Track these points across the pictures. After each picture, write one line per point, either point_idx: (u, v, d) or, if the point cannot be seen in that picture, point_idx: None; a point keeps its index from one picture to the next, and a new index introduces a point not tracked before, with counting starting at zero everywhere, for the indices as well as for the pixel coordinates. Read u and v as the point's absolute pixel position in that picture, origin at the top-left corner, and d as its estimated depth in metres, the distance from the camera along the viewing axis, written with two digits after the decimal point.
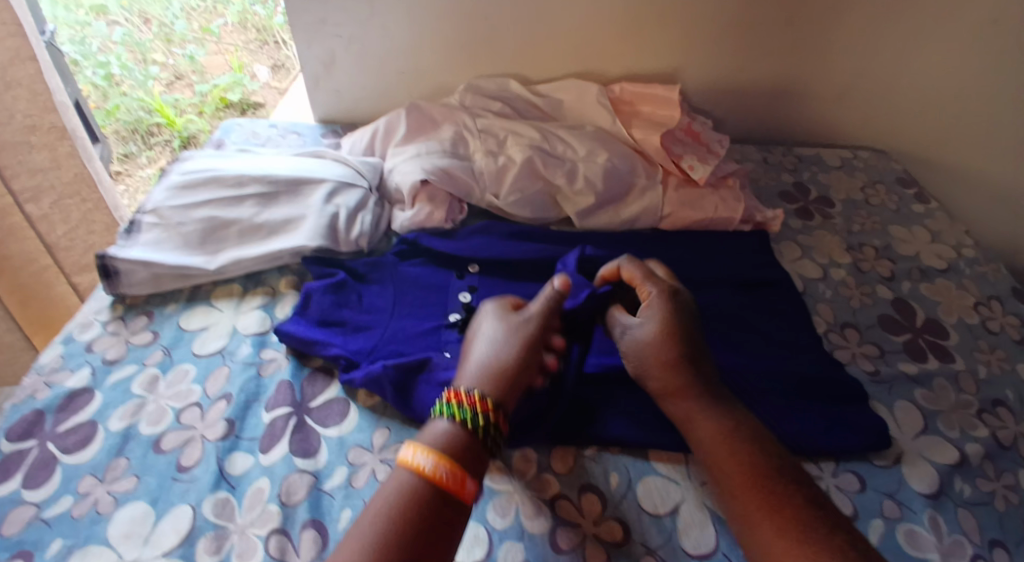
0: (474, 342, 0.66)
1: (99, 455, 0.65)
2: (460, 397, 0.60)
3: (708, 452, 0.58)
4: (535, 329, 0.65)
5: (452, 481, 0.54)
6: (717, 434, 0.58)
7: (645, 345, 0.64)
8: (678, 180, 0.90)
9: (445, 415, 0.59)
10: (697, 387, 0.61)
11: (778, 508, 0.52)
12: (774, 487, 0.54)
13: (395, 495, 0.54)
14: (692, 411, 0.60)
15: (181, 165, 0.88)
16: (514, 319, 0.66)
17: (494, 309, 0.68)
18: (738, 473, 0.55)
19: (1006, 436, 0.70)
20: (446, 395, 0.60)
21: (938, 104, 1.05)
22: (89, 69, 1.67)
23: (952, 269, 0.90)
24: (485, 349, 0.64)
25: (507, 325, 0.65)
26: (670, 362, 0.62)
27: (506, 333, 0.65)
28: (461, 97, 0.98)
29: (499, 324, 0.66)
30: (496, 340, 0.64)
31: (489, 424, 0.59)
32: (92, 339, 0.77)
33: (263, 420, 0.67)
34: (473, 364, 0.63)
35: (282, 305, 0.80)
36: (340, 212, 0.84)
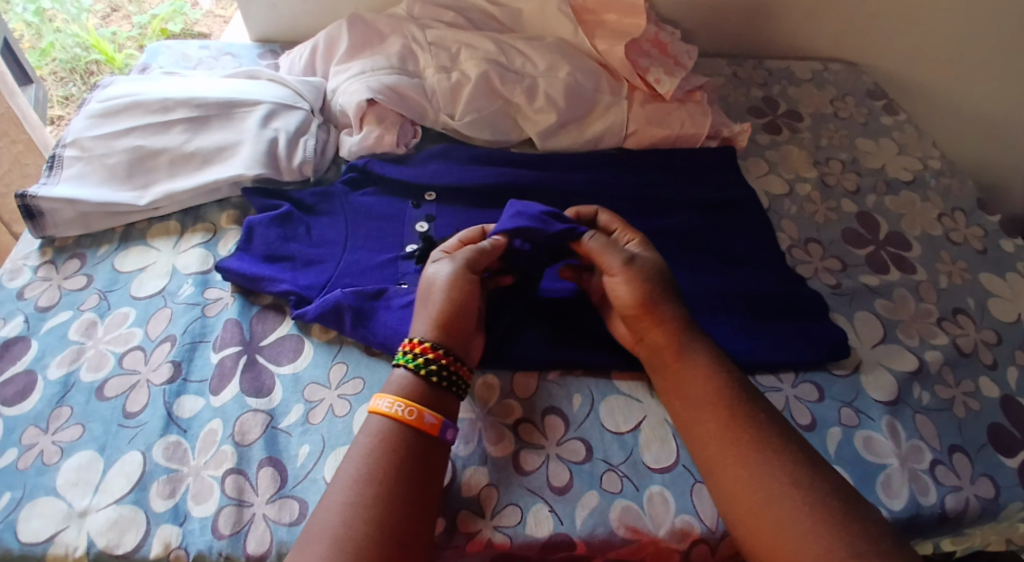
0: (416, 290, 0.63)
1: (40, 404, 0.61)
2: (409, 343, 0.57)
3: (682, 382, 0.58)
4: (465, 267, 0.61)
5: (411, 415, 0.53)
6: (696, 372, 0.58)
7: (648, 272, 0.61)
8: (643, 96, 0.86)
9: (402, 364, 0.56)
10: (679, 324, 0.60)
11: (754, 443, 0.53)
12: (750, 423, 0.54)
13: (364, 447, 0.51)
14: (672, 347, 0.59)
15: (100, 92, 0.81)
16: (445, 259, 0.62)
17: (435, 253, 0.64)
18: (714, 408, 0.55)
19: (966, 343, 0.71)
20: (404, 344, 0.58)
21: (914, 9, 1.01)
22: (19, 6, 1.53)
23: (917, 181, 0.89)
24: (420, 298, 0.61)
25: (437, 268, 0.62)
26: (657, 298, 0.60)
27: (434, 277, 0.61)
28: (408, 7, 0.91)
29: (432, 267, 0.62)
30: (427, 285, 0.61)
31: (435, 365, 0.56)
32: (22, 286, 0.71)
33: (211, 360, 0.64)
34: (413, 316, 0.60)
35: (225, 242, 0.75)
36: (279, 136, 0.78)
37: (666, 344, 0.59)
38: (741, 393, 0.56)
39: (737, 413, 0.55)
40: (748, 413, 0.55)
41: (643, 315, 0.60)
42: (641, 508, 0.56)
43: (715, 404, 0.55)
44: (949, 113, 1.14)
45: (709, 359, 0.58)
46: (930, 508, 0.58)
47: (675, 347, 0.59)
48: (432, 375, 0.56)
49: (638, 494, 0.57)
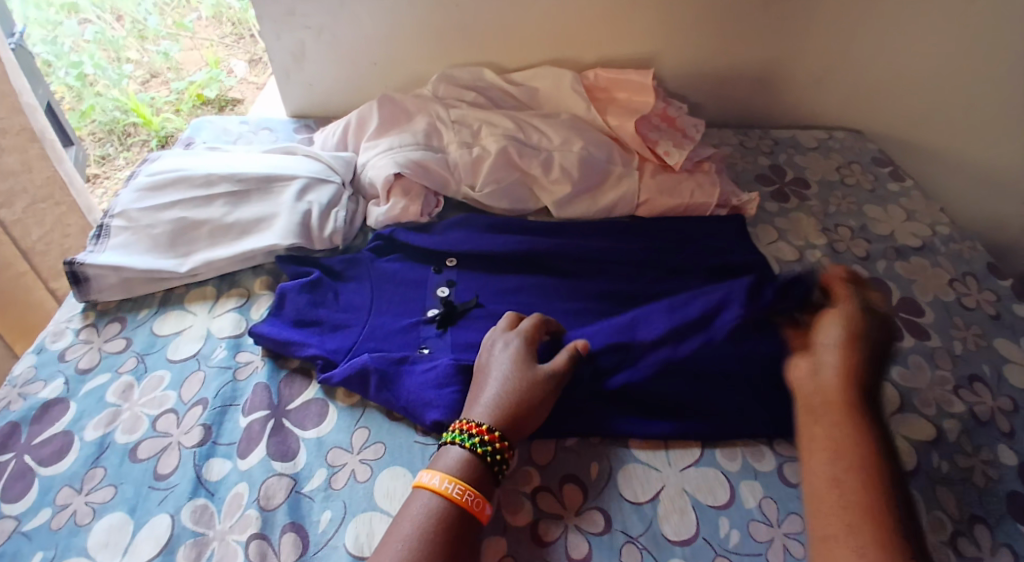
0: (481, 369, 0.65)
1: (75, 464, 0.64)
2: (476, 426, 0.59)
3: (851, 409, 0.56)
4: (546, 366, 0.64)
5: (476, 504, 0.55)
6: (864, 439, 0.54)
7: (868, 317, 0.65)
8: (654, 167, 0.90)
9: (465, 445, 0.58)
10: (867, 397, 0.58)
11: (900, 536, 0.48)
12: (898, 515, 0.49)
13: (430, 531, 0.52)
14: (850, 406, 0.56)
15: (148, 166, 0.87)
16: (521, 352, 0.65)
17: (508, 338, 0.67)
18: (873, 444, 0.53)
19: (983, 411, 0.71)
20: (459, 422, 0.60)
21: (915, 84, 1.05)
22: (61, 70, 1.62)
23: (927, 247, 0.91)
24: (491, 379, 0.63)
25: (512, 358, 0.64)
26: (858, 363, 0.59)
27: (507, 363, 0.64)
28: (433, 87, 0.97)
29: (505, 354, 0.65)
30: (500, 371, 0.64)
31: (501, 456, 0.58)
32: (64, 348, 0.75)
33: (240, 424, 0.66)
34: (477, 395, 0.63)
35: (257, 307, 0.79)
36: (312, 208, 0.83)
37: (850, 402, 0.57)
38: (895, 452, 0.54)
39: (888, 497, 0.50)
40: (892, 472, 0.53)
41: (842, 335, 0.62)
42: None
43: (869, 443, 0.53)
44: (957, 179, 1.17)
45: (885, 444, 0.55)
46: None
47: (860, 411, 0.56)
48: (494, 466, 0.58)
49: None
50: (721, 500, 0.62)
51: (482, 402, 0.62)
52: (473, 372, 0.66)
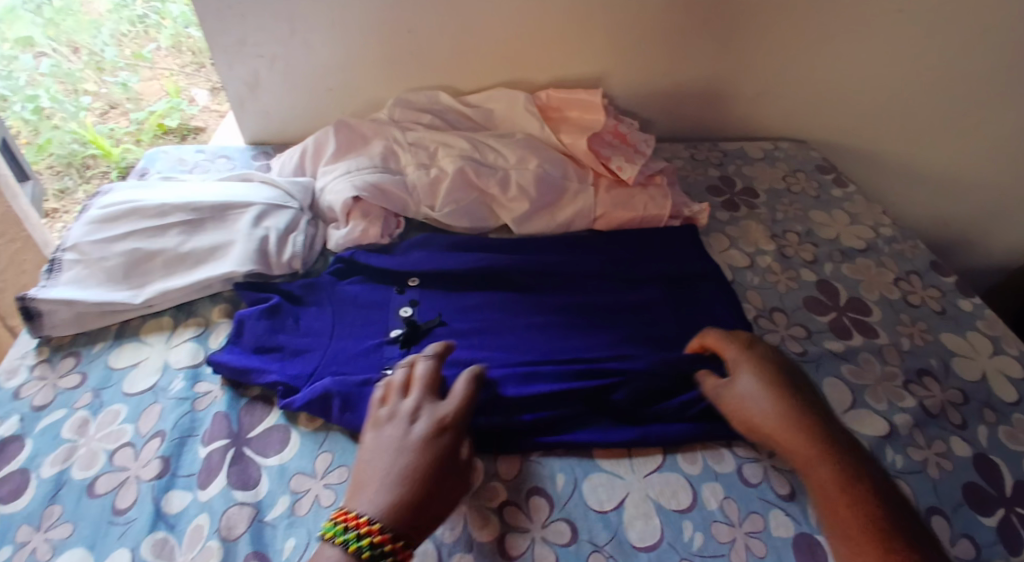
0: (396, 451, 0.59)
1: (32, 503, 0.62)
2: (361, 522, 0.54)
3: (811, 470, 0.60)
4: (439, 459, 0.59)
5: None
6: (845, 494, 0.57)
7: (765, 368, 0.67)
8: (608, 182, 0.93)
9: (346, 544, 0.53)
10: (818, 422, 0.62)
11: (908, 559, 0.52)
12: (893, 532, 0.54)
13: None
14: (795, 446, 0.61)
15: (101, 198, 0.86)
16: (449, 446, 0.60)
17: (437, 419, 0.61)
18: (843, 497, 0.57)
19: (932, 404, 0.74)
20: (345, 514, 0.55)
21: (852, 94, 1.10)
22: (17, 104, 1.58)
23: (871, 248, 0.95)
24: (405, 471, 0.57)
25: (437, 453, 0.59)
26: (793, 412, 0.63)
27: (432, 457, 0.58)
28: (389, 111, 0.99)
29: (431, 445, 0.59)
30: (420, 465, 0.58)
31: (389, 556, 0.53)
32: (18, 386, 0.73)
33: (199, 455, 0.65)
34: (384, 483, 0.56)
35: (215, 335, 0.78)
36: (269, 234, 0.83)
37: (800, 438, 0.61)
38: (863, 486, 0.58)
39: (876, 513, 0.56)
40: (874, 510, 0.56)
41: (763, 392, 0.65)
42: None
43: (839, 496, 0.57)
44: (899, 182, 1.22)
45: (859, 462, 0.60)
46: None
47: (811, 443, 0.61)
48: None
49: None
50: (684, 504, 0.63)
51: (389, 495, 0.56)
52: (378, 444, 0.60)
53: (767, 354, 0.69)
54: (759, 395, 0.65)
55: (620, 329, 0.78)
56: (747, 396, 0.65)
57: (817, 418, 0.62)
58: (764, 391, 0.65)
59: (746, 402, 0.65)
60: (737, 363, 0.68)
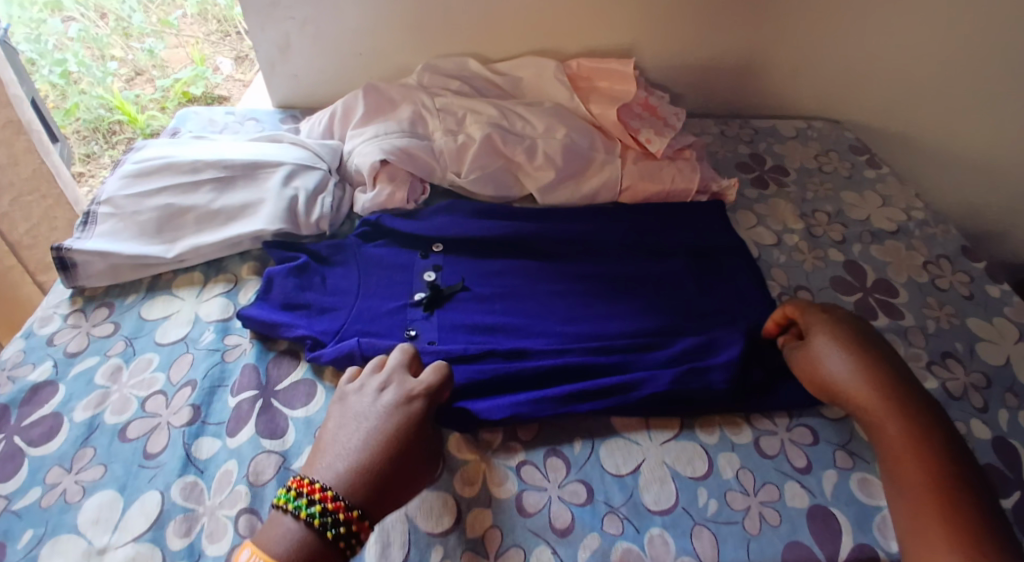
0: (361, 421, 0.60)
1: (65, 445, 0.64)
2: (321, 492, 0.54)
3: (881, 426, 0.61)
4: (399, 433, 0.59)
5: None
6: (918, 449, 0.58)
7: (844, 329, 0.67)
8: (636, 154, 0.92)
9: (305, 514, 0.53)
10: (896, 385, 0.62)
11: (971, 515, 0.53)
12: (962, 491, 0.55)
13: None
14: (871, 405, 0.62)
15: (134, 154, 0.87)
16: (414, 416, 0.61)
17: (407, 389, 0.63)
18: (914, 452, 0.58)
19: (955, 386, 0.74)
20: (304, 484, 0.55)
21: (889, 74, 1.08)
22: (45, 68, 1.58)
23: (902, 231, 0.94)
24: (366, 439, 0.58)
25: (402, 423, 0.60)
26: (871, 370, 0.63)
27: (395, 426, 0.59)
28: (418, 77, 0.98)
29: (397, 415, 0.60)
30: (383, 434, 0.59)
31: (348, 529, 0.53)
32: (53, 333, 0.75)
33: (229, 404, 0.67)
34: (343, 451, 0.58)
35: (245, 291, 0.80)
36: (299, 194, 0.84)
37: (875, 395, 0.62)
38: (937, 445, 0.58)
39: (944, 470, 0.56)
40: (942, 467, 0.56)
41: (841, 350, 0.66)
42: (641, 550, 0.58)
43: (907, 450, 0.58)
44: (931, 167, 1.20)
45: (933, 423, 0.60)
46: None
47: (888, 402, 0.61)
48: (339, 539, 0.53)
49: (638, 535, 0.59)
50: (700, 471, 0.64)
51: (348, 462, 0.57)
52: (345, 415, 0.61)
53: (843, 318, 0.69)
54: (837, 354, 0.65)
55: (643, 300, 0.78)
56: (826, 357, 0.66)
57: (895, 378, 0.63)
58: (845, 352, 0.65)
59: (821, 360, 0.66)
60: (815, 325, 0.69)
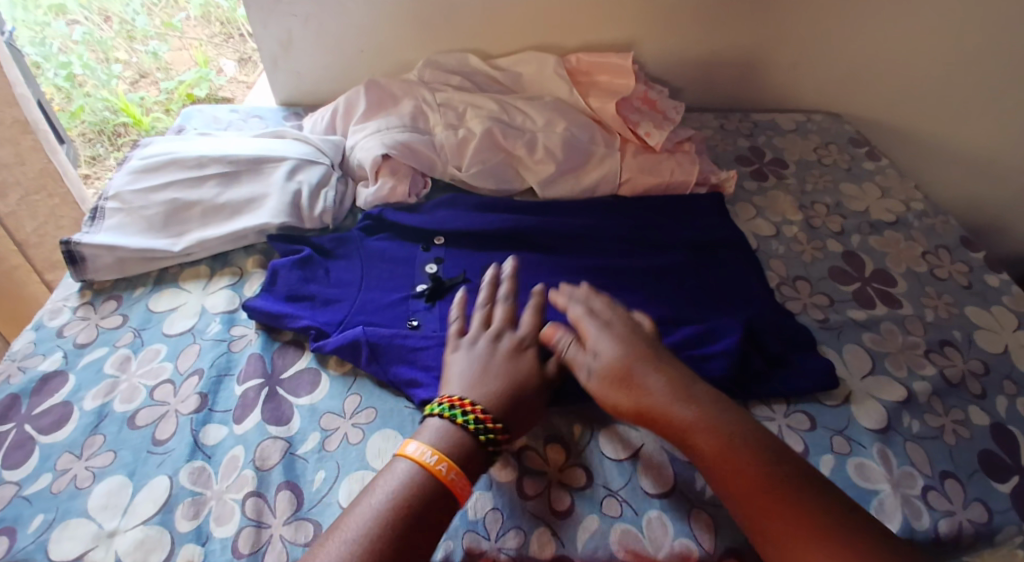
0: (486, 358, 0.64)
1: (75, 432, 0.66)
2: (465, 402, 0.60)
3: (697, 444, 0.57)
4: (528, 367, 0.64)
5: (452, 476, 0.56)
6: (727, 456, 0.56)
7: (614, 343, 0.64)
8: (635, 147, 0.93)
9: (449, 417, 0.59)
10: (677, 382, 0.61)
11: (799, 493, 0.54)
12: (777, 470, 0.55)
13: (398, 488, 0.54)
14: (692, 412, 0.59)
15: (141, 150, 0.89)
16: (530, 360, 0.65)
17: (519, 335, 0.67)
18: (726, 462, 0.56)
19: (953, 374, 0.74)
20: (447, 396, 0.61)
21: (889, 67, 1.08)
22: (50, 70, 1.61)
23: (901, 222, 0.94)
24: (503, 375, 0.63)
25: (525, 359, 0.65)
26: (663, 369, 0.62)
27: (520, 362, 0.64)
28: (419, 73, 0.99)
29: (517, 357, 0.65)
30: (514, 371, 0.63)
31: (491, 432, 0.59)
32: (62, 325, 0.77)
33: (235, 392, 0.69)
34: (481, 376, 0.63)
35: (250, 284, 0.81)
36: (302, 188, 0.85)
37: (667, 409, 0.59)
38: (739, 443, 0.56)
39: (753, 473, 0.55)
40: (754, 468, 0.55)
41: (618, 369, 0.62)
42: (640, 532, 0.59)
43: (720, 462, 0.56)
44: (931, 161, 1.20)
45: (707, 418, 0.58)
46: (923, 531, 0.61)
47: (681, 410, 0.59)
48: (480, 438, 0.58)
49: (637, 517, 0.60)
50: None
51: (490, 384, 0.62)
52: (470, 356, 0.64)
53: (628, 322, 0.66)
54: (615, 373, 0.62)
55: (643, 290, 0.79)
56: (613, 366, 0.63)
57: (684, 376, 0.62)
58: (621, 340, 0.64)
59: (611, 381, 0.62)
60: (609, 328, 0.66)
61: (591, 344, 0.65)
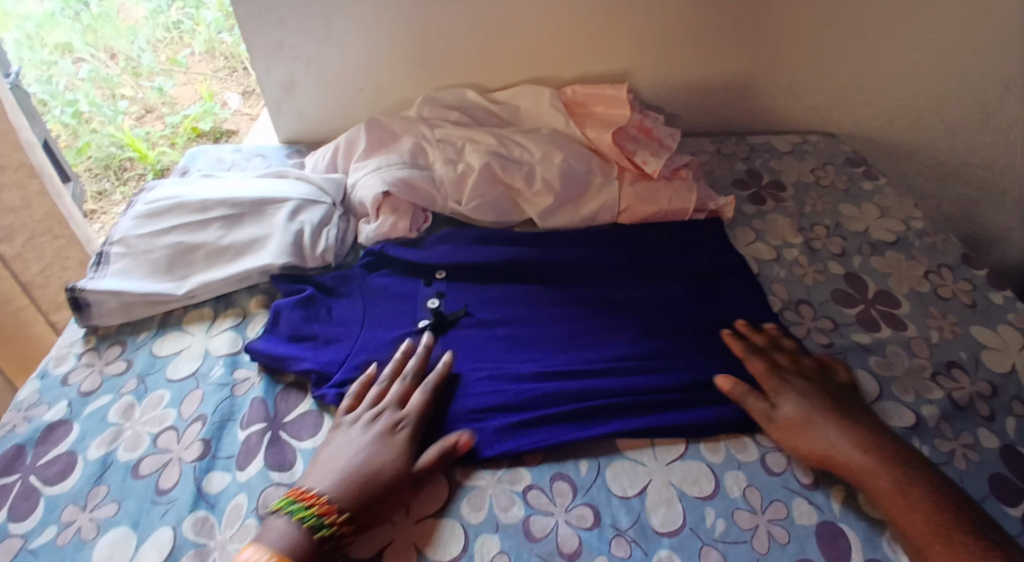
0: (352, 442, 0.64)
1: (80, 483, 0.66)
2: (313, 499, 0.59)
3: (871, 484, 0.61)
4: (390, 453, 0.63)
5: None
6: (904, 497, 0.59)
7: (793, 389, 0.69)
8: (633, 176, 0.94)
9: (295, 517, 0.58)
10: (856, 425, 0.65)
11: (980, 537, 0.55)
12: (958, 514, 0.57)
13: None
14: (871, 459, 0.62)
15: (146, 194, 0.90)
16: (397, 445, 0.64)
17: (395, 419, 0.66)
18: (903, 502, 0.59)
19: (961, 396, 0.73)
20: (296, 491, 0.60)
21: (883, 87, 1.09)
22: (57, 108, 1.65)
23: (901, 242, 0.94)
24: (361, 459, 0.62)
25: (391, 446, 0.64)
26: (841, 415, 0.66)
27: (386, 449, 0.63)
28: (418, 109, 1.01)
29: (386, 443, 0.64)
30: (376, 459, 0.62)
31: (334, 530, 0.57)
32: (67, 373, 0.77)
33: (238, 438, 0.68)
34: (342, 458, 0.63)
35: (253, 325, 0.81)
36: (304, 228, 0.86)
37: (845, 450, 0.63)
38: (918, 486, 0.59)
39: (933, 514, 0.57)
40: (933, 510, 0.58)
41: (795, 413, 0.67)
42: None
43: (898, 501, 0.59)
44: (930, 176, 1.21)
45: (883, 461, 0.62)
46: None
47: (862, 455, 0.62)
48: (325, 538, 0.57)
49: (647, 558, 0.59)
50: (706, 491, 0.64)
51: (345, 468, 0.61)
52: (340, 439, 0.65)
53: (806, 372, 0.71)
54: (796, 416, 0.67)
55: (645, 320, 0.79)
56: (794, 410, 0.67)
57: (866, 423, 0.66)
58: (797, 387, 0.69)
59: (789, 424, 0.67)
60: (787, 380, 0.70)
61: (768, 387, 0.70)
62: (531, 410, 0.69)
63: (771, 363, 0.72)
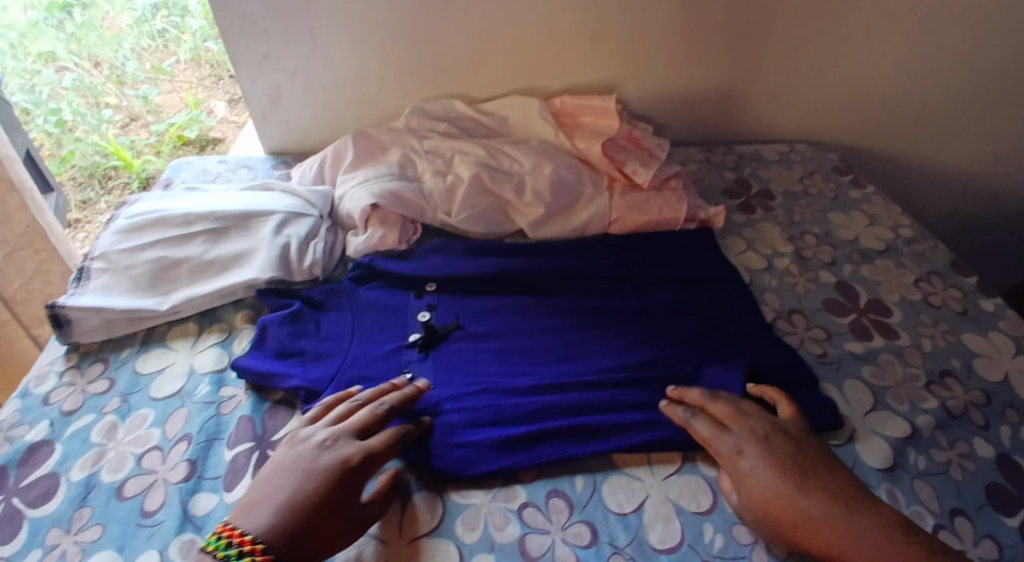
0: (293, 476, 0.59)
1: (62, 505, 0.64)
2: (237, 535, 0.55)
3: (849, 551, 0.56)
4: (328, 489, 0.59)
5: None
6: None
7: (752, 447, 0.63)
8: (623, 186, 0.93)
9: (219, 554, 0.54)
10: (824, 484, 0.60)
11: None
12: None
13: None
14: (852, 539, 0.56)
15: (128, 208, 0.88)
16: (339, 481, 0.59)
17: (345, 451, 0.62)
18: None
19: (956, 405, 0.74)
20: (222, 527, 0.56)
21: (868, 96, 1.10)
22: (41, 118, 1.61)
23: (891, 249, 0.94)
24: (297, 490, 0.58)
25: (328, 486, 0.59)
26: (807, 473, 0.60)
27: (325, 489, 0.59)
28: (407, 120, 1.00)
29: (326, 476, 0.59)
30: (312, 493, 0.58)
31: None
32: (48, 392, 0.75)
33: (225, 458, 0.67)
34: (279, 487, 0.59)
35: (240, 340, 0.80)
36: (291, 241, 0.85)
37: (815, 515, 0.57)
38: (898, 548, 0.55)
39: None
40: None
41: (758, 474, 0.61)
42: None
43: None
44: (916, 183, 1.22)
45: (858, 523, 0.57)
46: None
47: (843, 536, 0.56)
48: None
49: None
50: (704, 506, 0.63)
51: (278, 499, 0.58)
52: (284, 462, 0.61)
53: (763, 425, 0.65)
54: (760, 478, 0.61)
55: (637, 331, 0.78)
56: (756, 472, 0.61)
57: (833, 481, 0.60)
58: (756, 445, 0.63)
59: (754, 487, 0.61)
60: (749, 438, 0.64)
61: (726, 446, 0.64)
62: (528, 424, 0.68)
63: (724, 421, 0.66)
